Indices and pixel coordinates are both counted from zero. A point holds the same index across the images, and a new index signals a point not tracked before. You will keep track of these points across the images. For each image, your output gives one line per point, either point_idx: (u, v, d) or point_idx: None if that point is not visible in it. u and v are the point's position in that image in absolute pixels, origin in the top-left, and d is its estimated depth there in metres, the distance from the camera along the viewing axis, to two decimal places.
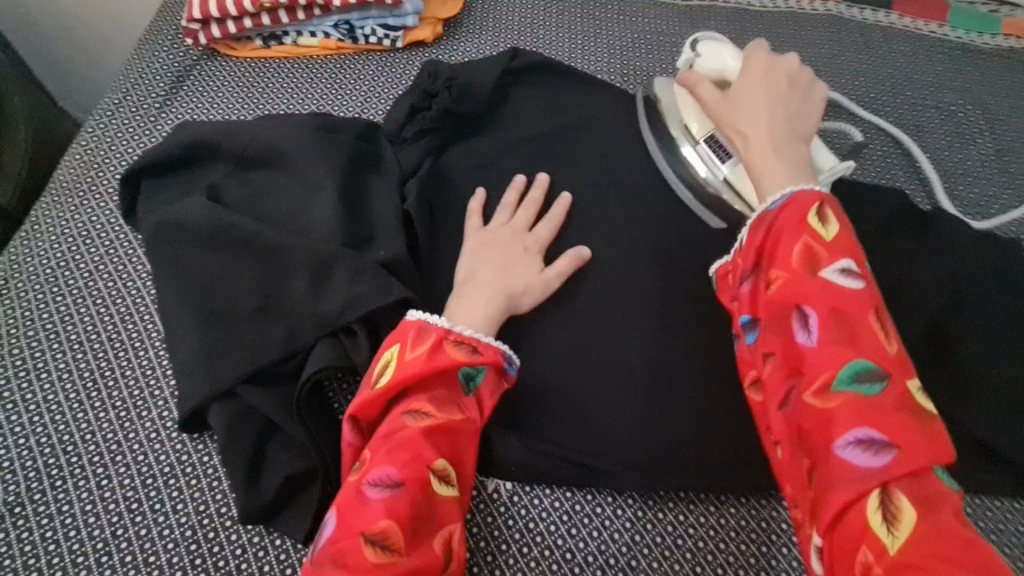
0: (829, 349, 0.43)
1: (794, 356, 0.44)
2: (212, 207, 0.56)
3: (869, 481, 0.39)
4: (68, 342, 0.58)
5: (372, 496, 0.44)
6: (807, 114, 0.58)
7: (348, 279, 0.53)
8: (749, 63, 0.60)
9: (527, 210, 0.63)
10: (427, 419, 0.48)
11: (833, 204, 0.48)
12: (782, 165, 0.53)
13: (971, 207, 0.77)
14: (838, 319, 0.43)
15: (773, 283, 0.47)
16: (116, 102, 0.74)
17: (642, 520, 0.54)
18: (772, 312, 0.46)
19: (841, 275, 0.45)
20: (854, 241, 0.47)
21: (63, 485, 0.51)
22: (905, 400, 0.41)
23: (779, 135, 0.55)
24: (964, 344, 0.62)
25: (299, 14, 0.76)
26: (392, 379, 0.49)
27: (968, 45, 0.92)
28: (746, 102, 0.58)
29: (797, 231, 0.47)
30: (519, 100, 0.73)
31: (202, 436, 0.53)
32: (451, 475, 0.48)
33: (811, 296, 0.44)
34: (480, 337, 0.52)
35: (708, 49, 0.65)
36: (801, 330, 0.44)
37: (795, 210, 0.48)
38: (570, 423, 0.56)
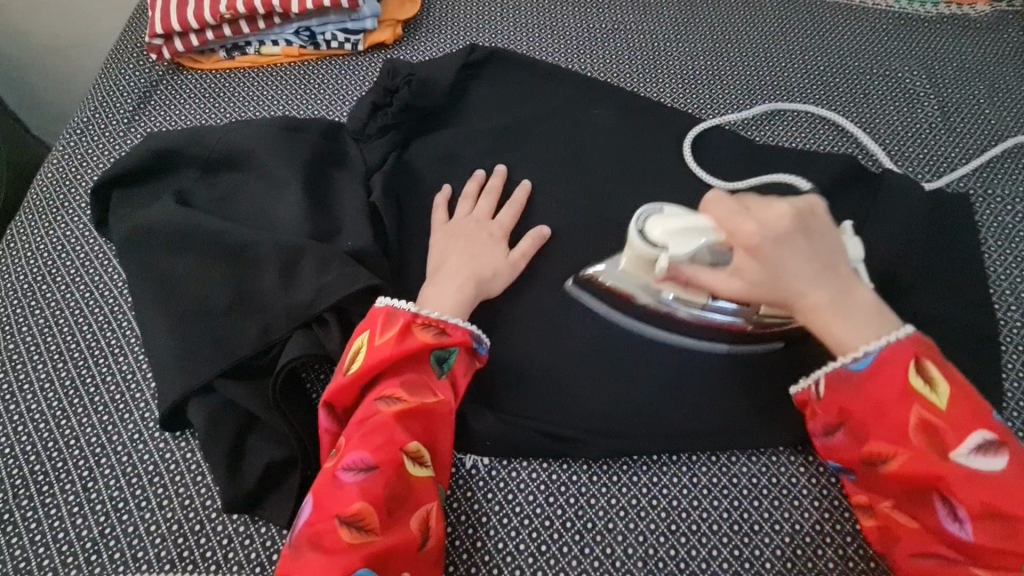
0: (987, 539, 0.42)
1: (943, 539, 0.44)
2: (181, 211, 0.57)
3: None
4: (48, 352, 0.59)
5: (346, 479, 0.46)
6: (825, 229, 0.50)
7: (317, 271, 0.55)
8: (747, 241, 0.48)
9: (488, 199, 0.66)
10: (399, 403, 0.50)
11: (933, 352, 0.46)
12: (858, 327, 0.47)
13: (920, 168, 0.80)
14: (988, 514, 0.42)
15: (897, 462, 0.45)
16: (86, 120, 0.76)
17: (618, 485, 0.55)
18: (909, 497, 0.46)
19: (975, 455, 0.44)
20: (962, 383, 0.46)
21: (51, 489, 0.53)
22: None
23: (836, 279, 0.48)
24: (907, 299, 0.66)
25: (260, 23, 0.78)
26: (363, 365, 0.51)
27: (912, 14, 0.96)
28: (785, 269, 0.48)
29: (913, 409, 0.45)
30: (478, 95, 0.76)
31: (184, 433, 0.54)
32: (426, 455, 0.49)
33: (947, 477, 0.43)
34: (448, 319, 0.54)
35: (667, 234, 0.52)
36: (949, 520, 0.44)
37: (896, 369, 0.45)
38: (543, 396, 0.58)
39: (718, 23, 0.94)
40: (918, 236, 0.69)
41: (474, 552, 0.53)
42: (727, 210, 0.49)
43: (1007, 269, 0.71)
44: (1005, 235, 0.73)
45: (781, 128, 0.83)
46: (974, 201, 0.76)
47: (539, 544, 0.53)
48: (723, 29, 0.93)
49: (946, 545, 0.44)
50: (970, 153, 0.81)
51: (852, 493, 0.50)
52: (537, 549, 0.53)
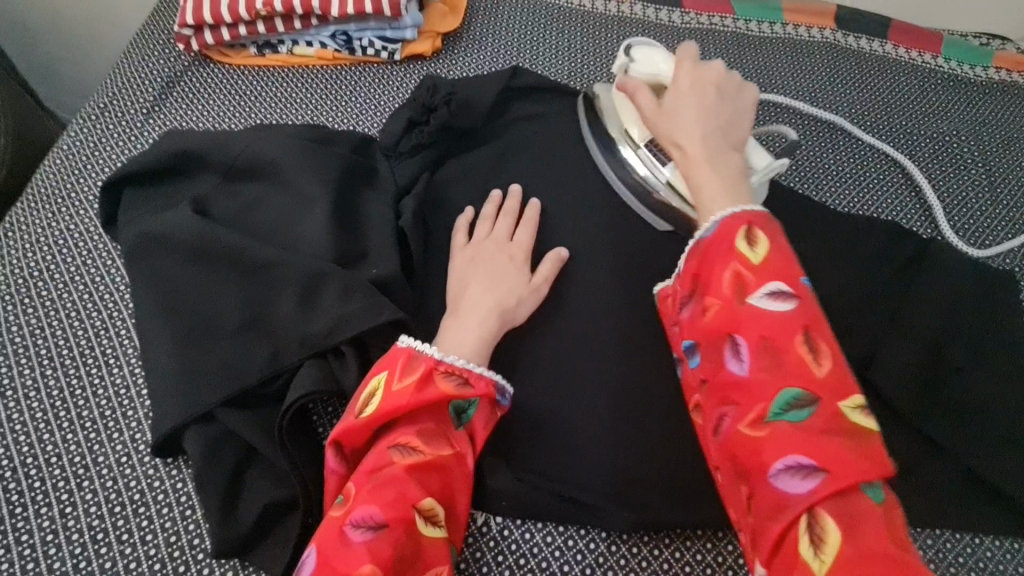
0: (761, 376, 0.42)
1: (724, 387, 0.43)
2: (196, 220, 0.53)
3: (800, 504, 0.38)
4: (37, 356, 0.54)
5: (354, 537, 0.42)
6: (743, 107, 0.56)
7: (337, 299, 0.51)
8: (678, 75, 0.57)
9: (506, 220, 0.61)
10: (414, 455, 0.46)
11: (764, 222, 0.46)
12: (717, 172, 0.50)
13: (965, 238, 0.77)
14: (765, 351, 0.42)
15: (707, 308, 0.46)
16: (102, 105, 0.72)
17: (638, 557, 0.52)
18: (709, 337, 0.45)
19: (769, 298, 0.43)
20: (789, 251, 0.45)
21: (24, 512, 0.48)
22: (837, 423, 0.40)
23: (718, 138, 0.53)
24: (958, 376, 0.62)
25: (296, 22, 0.75)
26: (379, 409, 0.46)
27: (961, 76, 0.93)
28: (686, 109, 0.54)
29: (725, 255, 0.45)
30: (518, 118, 0.72)
31: (177, 461, 0.50)
32: (440, 513, 0.46)
33: (738, 322, 0.43)
34: (472, 367, 0.50)
35: (643, 55, 0.64)
36: (733, 361, 0.43)
37: (728, 225, 0.46)
38: (565, 454, 0.54)
39: (764, 65, 0.91)
40: (967, 309, 0.65)
41: None
42: (681, 52, 0.58)
43: None
44: None
45: (831, 184, 0.80)
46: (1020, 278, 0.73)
47: None
48: (770, 72, 0.90)
49: (728, 391, 0.43)
50: (1016, 227, 0.78)
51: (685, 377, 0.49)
52: None
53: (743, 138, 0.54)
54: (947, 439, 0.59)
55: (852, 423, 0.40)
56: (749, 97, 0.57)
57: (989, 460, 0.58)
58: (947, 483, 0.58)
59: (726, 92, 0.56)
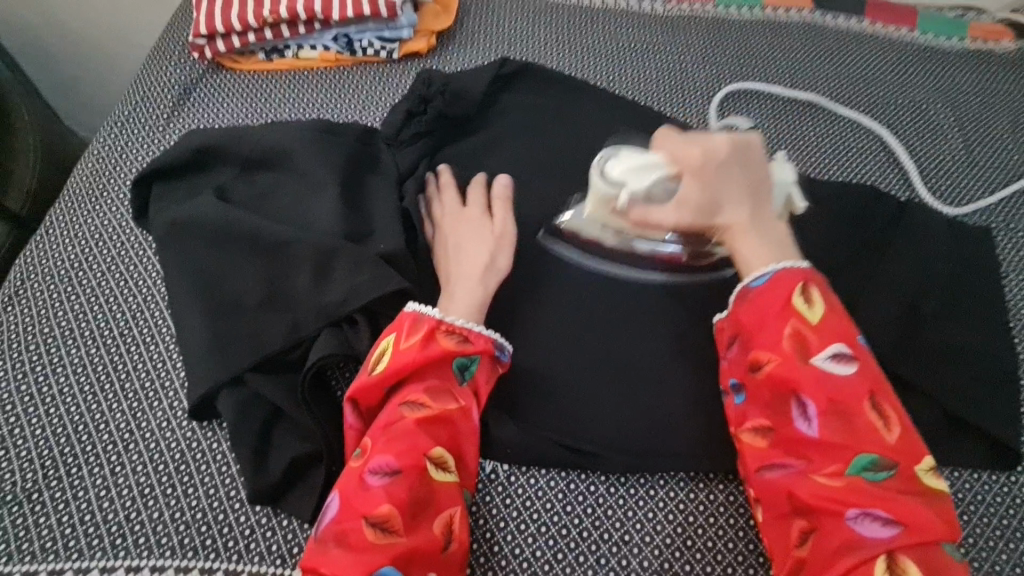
0: (833, 435, 0.47)
1: (794, 441, 0.49)
2: (219, 206, 0.59)
3: (878, 550, 0.44)
4: (81, 337, 0.60)
5: (373, 482, 0.47)
6: (759, 160, 0.58)
7: (349, 271, 0.56)
8: (691, 166, 0.56)
9: (450, 193, 0.65)
10: (422, 409, 0.51)
11: (818, 285, 0.52)
12: (767, 247, 0.55)
13: (942, 198, 0.81)
14: (835, 411, 0.48)
15: (769, 365, 0.50)
16: (126, 113, 0.78)
17: (635, 497, 0.56)
18: (774, 391, 0.50)
19: (833, 360, 0.49)
20: (842, 316, 0.51)
21: (79, 472, 0.54)
22: (909, 483, 0.46)
23: (754, 207, 0.56)
24: (934, 325, 0.65)
25: (300, 28, 0.80)
26: (390, 367, 0.52)
27: (936, 47, 0.97)
28: (715, 195, 0.56)
29: (787, 317, 0.50)
30: (509, 105, 0.77)
31: (212, 423, 0.55)
32: (449, 461, 0.50)
33: (804, 381, 0.49)
34: (471, 326, 0.55)
35: (620, 175, 0.58)
36: (803, 420, 0.49)
37: (781, 291, 0.51)
38: (564, 406, 0.58)
39: (744, 46, 0.95)
40: (941, 262, 0.69)
41: (491, 556, 0.53)
42: (680, 142, 0.57)
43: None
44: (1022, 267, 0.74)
45: (810, 154, 0.84)
46: (995, 234, 0.76)
47: (556, 551, 0.54)
48: (749, 54, 0.95)
49: (800, 446, 0.49)
50: (992, 186, 0.82)
51: (729, 415, 0.54)
52: (552, 556, 0.53)
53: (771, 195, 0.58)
54: (926, 381, 0.62)
55: (919, 481, 0.46)
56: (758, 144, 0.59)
57: (964, 399, 0.62)
58: (927, 422, 0.62)
59: (740, 156, 0.57)
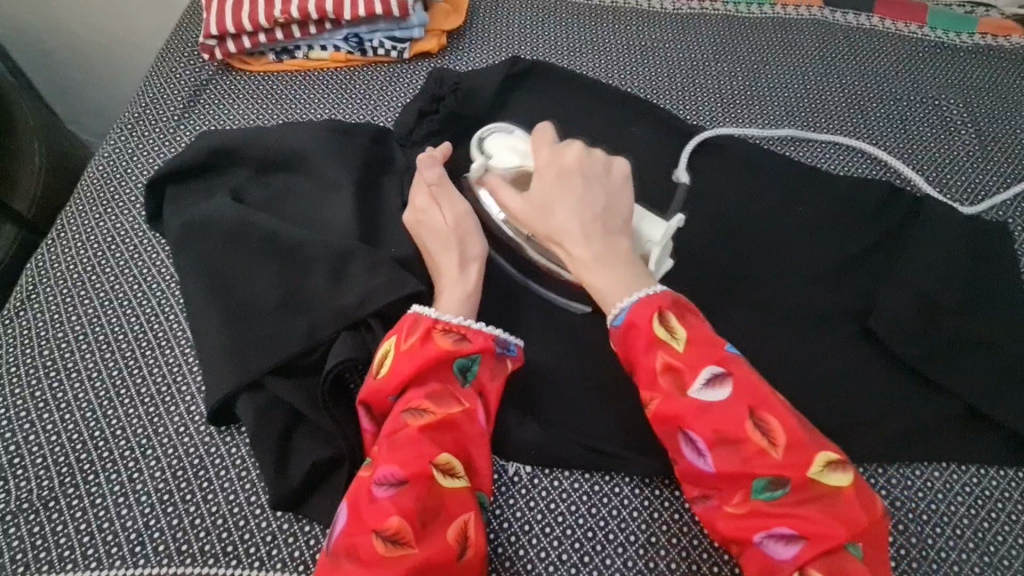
0: (721, 466, 0.46)
1: (692, 476, 0.48)
2: (235, 208, 0.58)
3: (789, 570, 0.44)
4: (96, 342, 0.59)
5: (379, 494, 0.46)
6: (617, 186, 0.57)
7: (367, 272, 0.56)
8: (540, 171, 0.57)
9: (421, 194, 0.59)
10: (426, 414, 0.50)
11: (672, 304, 0.51)
12: (607, 276, 0.53)
13: (958, 194, 0.80)
14: (720, 441, 0.47)
15: (651, 404, 0.50)
16: (136, 115, 0.77)
17: (660, 498, 0.55)
18: (666, 430, 0.49)
19: (706, 388, 0.48)
20: (707, 331, 0.50)
21: (96, 479, 0.53)
22: (807, 492, 0.45)
23: (598, 233, 0.54)
24: (957, 321, 0.65)
25: (311, 28, 0.80)
26: (391, 372, 0.51)
27: (947, 43, 0.97)
28: (554, 210, 0.55)
29: (652, 349, 0.49)
30: (522, 104, 0.76)
31: (230, 428, 0.55)
32: (457, 466, 0.49)
33: (684, 417, 0.48)
34: (470, 323, 0.54)
35: (497, 148, 0.61)
36: (695, 456, 0.48)
37: (643, 318, 0.50)
38: (585, 407, 0.58)
39: (754, 44, 0.95)
40: (961, 257, 0.68)
41: (516, 560, 0.53)
42: (541, 143, 0.58)
43: None
44: None
45: (822, 150, 0.83)
46: (1012, 229, 0.76)
47: (582, 554, 0.53)
48: (759, 51, 0.94)
49: (700, 479, 0.48)
50: (1007, 181, 0.81)
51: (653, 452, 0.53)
52: (578, 559, 0.53)
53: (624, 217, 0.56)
54: (950, 378, 0.62)
55: (817, 488, 0.45)
56: (620, 170, 0.58)
57: (988, 396, 0.61)
58: (951, 420, 0.61)
59: (591, 174, 0.56)
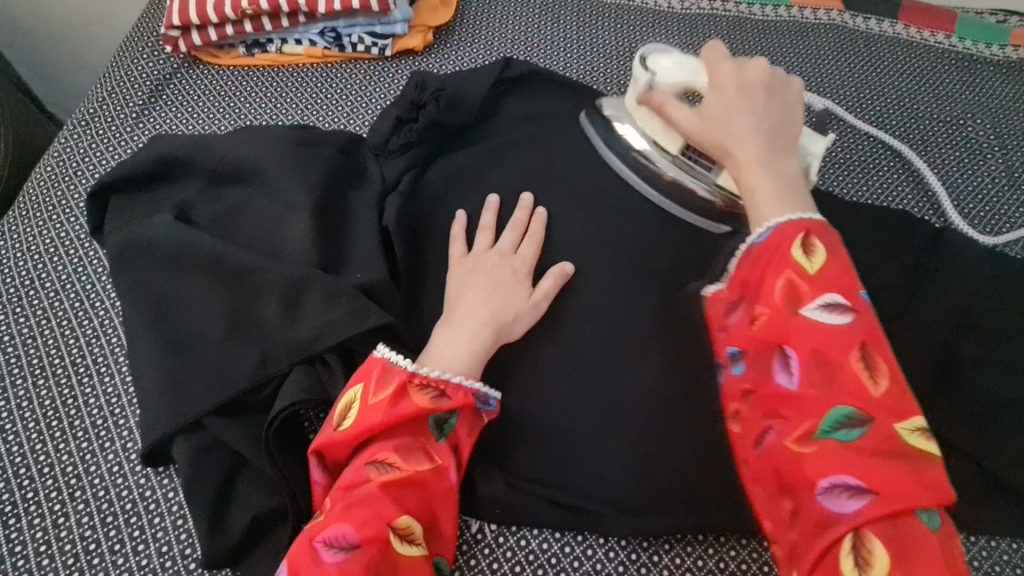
0: (812, 391, 0.41)
1: (771, 398, 0.43)
2: (181, 226, 0.53)
3: (845, 525, 0.38)
4: (29, 366, 0.54)
5: (326, 557, 0.41)
6: (791, 105, 0.54)
7: (322, 304, 0.50)
8: (717, 77, 0.54)
9: (512, 233, 0.59)
10: (392, 471, 0.45)
11: (820, 231, 0.45)
12: (774, 181, 0.49)
13: (981, 225, 0.74)
14: (818, 366, 0.42)
15: (756, 317, 0.44)
16: (93, 110, 0.72)
17: (636, 564, 0.50)
18: (756, 343, 0.44)
19: (826, 312, 0.43)
20: (845, 265, 0.45)
21: (18, 523, 0.48)
22: (895, 448, 0.39)
23: (772, 142, 0.51)
24: (973, 372, 0.59)
25: (283, 21, 0.73)
26: (355, 425, 0.46)
27: (976, 56, 0.89)
28: (728, 115, 0.52)
29: (780, 262, 0.44)
30: (510, 112, 0.70)
31: (168, 470, 0.50)
32: (417, 531, 0.45)
33: (789, 332, 0.43)
34: (451, 378, 0.48)
35: (660, 65, 0.60)
36: (782, 373, 0.43)
37: (782, 234, 0.45)
38: (558, 459, 0.53)
39: (769, 50, 0.88)
40: (983, 300, 0.62)
41: None
42: (715, 53, 0.56)
43: None
44: None
45: (835, 173, 0.77)
46: None
47: None
48: (773, 57, 0.87)
49: (777, 403, 0.42)
50: None
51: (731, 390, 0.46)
52: None
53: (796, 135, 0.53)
54: (960, 438, 0.57)
55: (905, 447, 0.39)
56: (797, 91, 0.55)
57: (1005, 459, 0.56)
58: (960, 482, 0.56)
59: (773, 87, 0.54)
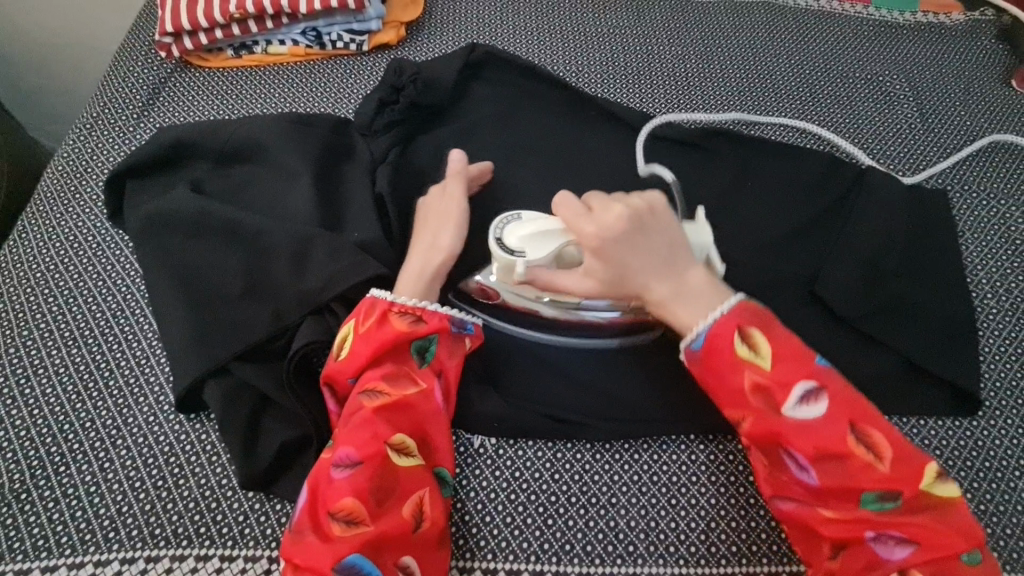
0: (826, 479, 0.49)
1: (797, 490, 0.50)
2: (195, 199, 0.59)
3: (900, 571, 0.47)
4: (62, 338, 0.60)
5: (336, 473, 0.49)
6: (663, 222, 0.57)
7: (328, 257, 0.57)
8: (591, 242, 0.55)
9: (457, 182, 0.64)
10: (382, 396, 0.52)
11: (764, 324, 0.53)
12: (692, 313, 0.54)
13: (901, 164, 0.84)
14: (824, 456, 0.49)
15: (746, 425, 0.52)
16: (96, 115, 0.78)
17: (620, 463, 0.58)
18: (765, 447, 0.51)
19: (805, 406, 0.50)
20: (797, 351, 0.52)
21: (67, 470, 0.54)
22: (911, 499, 0.48)
23: (674, 276, 0.55)
24: (897, 284, 0.68)
25: (268, 22, 0.80)
26: (348, 357, 0.53)
27: (891, 22, 1.01)
28: (628, 269, 0.55)
29: (746, 372, 0.51)
30: (481, 91, 0.78)
31: (199, 415, 0.56)
32: (412, 445, 0.51)
33: (785, 434, 0.50)
34: (425, 306, 0.55)
35: (525, 245, 0.58)
36: (799, 471, 0.50)
37: (726, 340, 0.52)
38: (545, 382, 0.60)
39: (709, 29, 0.98)
40: (902, 224, 0.72)
41: (482, 527, 0.55)
42: (574, 207, 0.57)
43: (983, 258, 0.74)
44: (980, 226, 0.77)
45: (774, 128, 0.87)
46: (952, 195, 0.80)
47: (546, 517, 0.55)
48: (713, 34, 0.97)
49: (803, 495, 0.50)
50: (946, 151, 0.85)
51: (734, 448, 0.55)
52: (543, 523, 0.55)
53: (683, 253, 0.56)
54: (892, 339, 0.65)
55: (925, 498, 0.48)
56: (659, 203, 0.58)
57: (929, 353, 0.65)
58: (896, 375, 0.64)
59: (642, 216, 0.56)
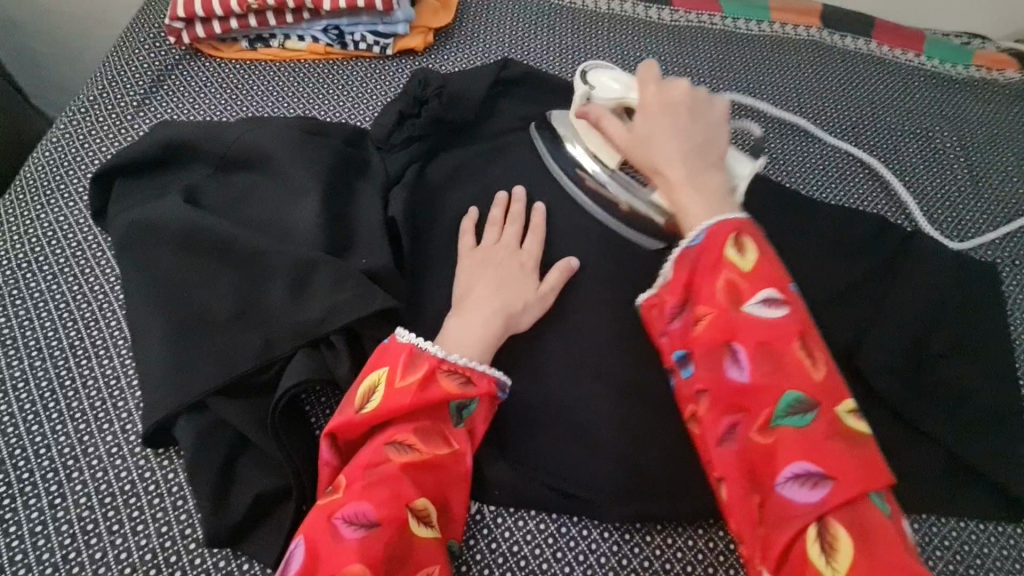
0: (761, 381, 0.43)
1: (726, 393, 0.44)
2: (189, 210, 0.54)
3: (811, 512, 0.40)
4: (26, 348, 0.54)
5: (346, 533, 0.42)
6: (717, 121, 0.57)
7: (329, 287, 0.51)
8: (646, 96, 0.57)
9: (514, 226, 0.61)
10: (411, 452, 0.46)
11: (749, 230, 0.48)
12: (702, 199, 0.51)
13: (949, 229, 0.79)
14: (764, 354, 0.44)
15: (701, 317, 0.47)
16: (92, 99, 0.72)
17: (630, 544, 0.52)
18: (707, 345, 0.46)
19: (765, 303, 0.45)
20: (775, 260, 0.47)
21: (13, 503, 0.48)
22: (835, 427, 0.42)
23: (699, 161, 0.53)
24: (945, 365, 0.63)
25: (288, 17, 0.75)
26: (379, 407, 0.47)
27: (945, 74, 0.95)
28: (658, 136, 0.54)
29: (716, 268, 0.47)
30: (510, 110, 0.72)
31: (168, 451, 0.50)
32: (432, 513, 0.46)
33: (735, 327, 0.45)
34: (475, 366, 0.50)
35: (599, 80, 0.62)
36: (733, 367, 0.45)
37: (718, 234, 0.48)
38: (556, 446, 0.54)
39: (752, 64, 0.92)
40: (951, 299, 0.67)
41: None
42: (647, 73, 0.58)
43: None
44: None
45: (816, 177, 0.81)
46: (1001, 270, 0.75)
47: None
48: (757, 69, 0.92)
49: (733, 398, 0.44)
50: (997, 221, 0.80)
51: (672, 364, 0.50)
52: None
53: (720, 157, 0.55)
54: (936, 427, 0.60)
55: (846, 427, 0.42)
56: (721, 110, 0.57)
57: (974, 448, 0.59)
58: (936, 468, 0.59)
59: (697, 107, 0.56)
